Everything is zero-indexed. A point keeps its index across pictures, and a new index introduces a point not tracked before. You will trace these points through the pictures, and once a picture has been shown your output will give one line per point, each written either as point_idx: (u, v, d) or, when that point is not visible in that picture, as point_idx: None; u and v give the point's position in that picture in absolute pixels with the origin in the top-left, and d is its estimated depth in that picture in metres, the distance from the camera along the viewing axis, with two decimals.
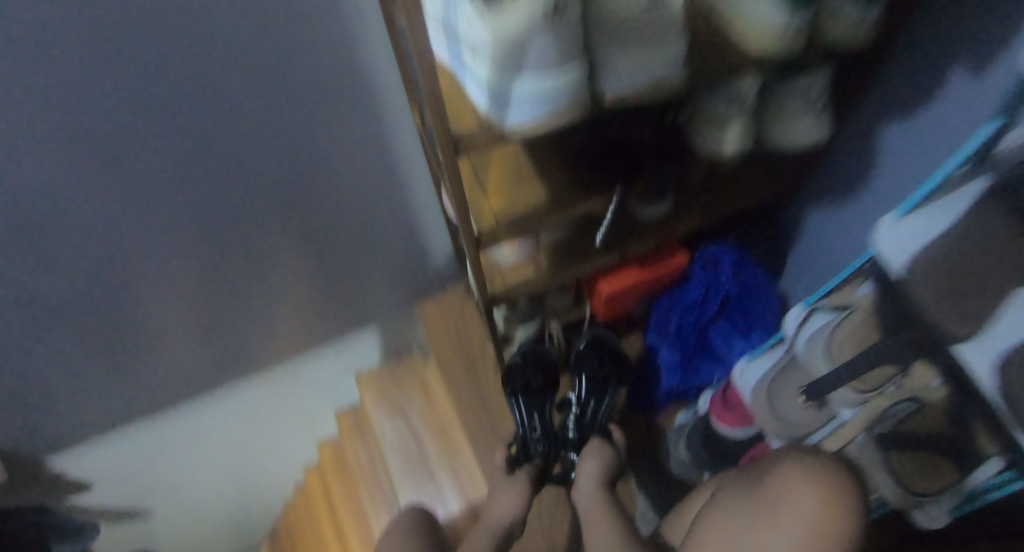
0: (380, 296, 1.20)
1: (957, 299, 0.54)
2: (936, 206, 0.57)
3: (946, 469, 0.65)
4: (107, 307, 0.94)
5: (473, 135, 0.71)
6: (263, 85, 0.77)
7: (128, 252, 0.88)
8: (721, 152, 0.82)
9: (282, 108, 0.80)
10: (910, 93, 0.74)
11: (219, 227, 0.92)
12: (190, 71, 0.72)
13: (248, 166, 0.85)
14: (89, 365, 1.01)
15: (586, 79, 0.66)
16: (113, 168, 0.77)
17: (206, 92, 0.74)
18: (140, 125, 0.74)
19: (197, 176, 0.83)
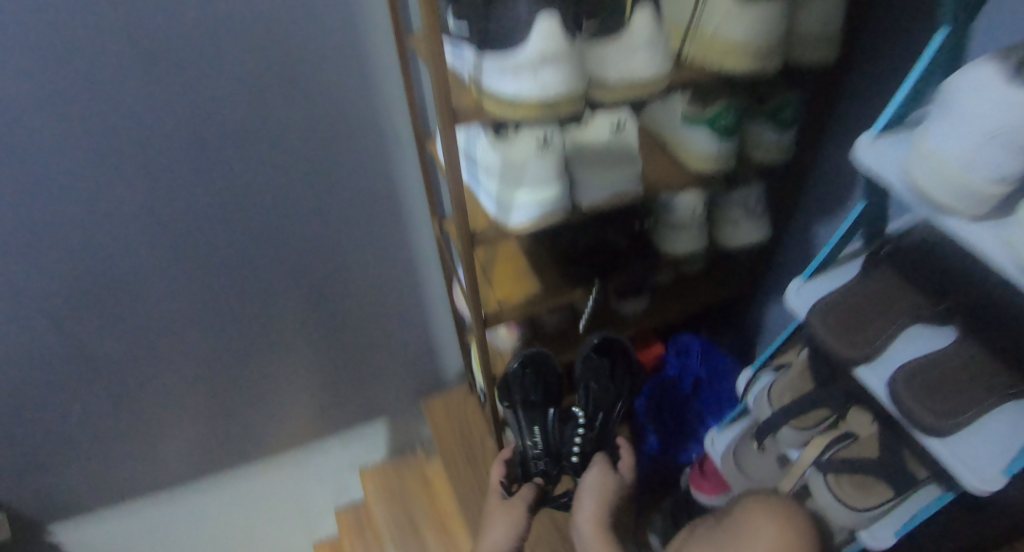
0: (386, 390, 1.36)
1: (848, 322, 0.71)
2: (830, 276, 0.77)
3: (880, 488, 0.75)
4: (144, 379, 1.10)
5: (486, 233, 0.89)
6: (315, 192, 1.00)
7: (183, 330, 1.07)
8: (681, 252, 1.02)
9: (319, 210, 1.02)
10: (822, 202, 0.94)
11: (253, 307, 1.10)
12: (261, 180, 0.96)
13: (285, 258, 1.06)
14: (124, 435, 1.16)
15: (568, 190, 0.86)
16: (178, 252, 0.98)
17: (262, 193, 0.97)
18: (207, 218, 0.96)
19: (243, 263, 1.03)
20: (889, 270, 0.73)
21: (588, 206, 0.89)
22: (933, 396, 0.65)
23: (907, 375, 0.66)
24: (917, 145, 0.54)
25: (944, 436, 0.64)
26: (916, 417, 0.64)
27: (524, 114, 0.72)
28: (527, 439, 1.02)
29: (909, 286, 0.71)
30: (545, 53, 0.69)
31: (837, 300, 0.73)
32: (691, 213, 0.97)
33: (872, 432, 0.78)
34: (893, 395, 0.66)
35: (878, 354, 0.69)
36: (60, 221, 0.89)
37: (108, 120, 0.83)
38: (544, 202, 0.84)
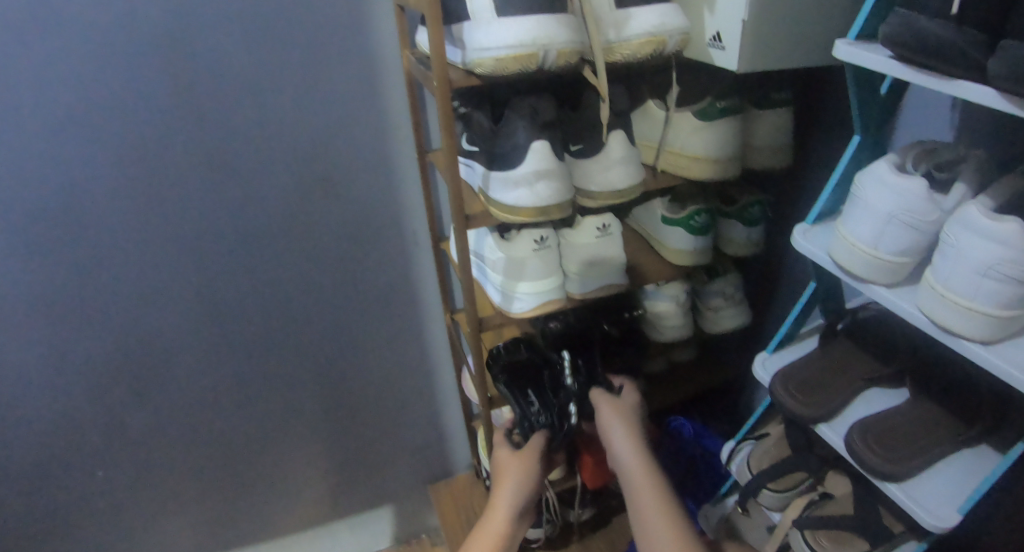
0: (398, 476, 1.42)
1: (807, 386, 0.81)
2: (792, 350, 0.89)
3: (856, 541, 0.81)
4: (167, 447, 1.19)
5: (492, 320, 1.01)
6: (342, 283, 1.14)
7: (212, 406, 1.18)
8: (668, 336, 1.13)
9: (341, 297, 1.16)
10: (796, 290, 1.06)
11: (275, 384, 1.20)
12: (296, 270, 1.10)
13: (305, 339, 1.17)
14: (147, 506, 1.24)
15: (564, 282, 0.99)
16: (212, 330, 1.11)
17: (293, 280, 1.11)
18: (241, 300, 1.09)
19: (269, 342, 1.15)
20: (846, 342, 0.85)
21: (581, 296, 1.01)
22: (884, 446, 0.73)
23: (862, 429, 0.75)
24: (841, 235, 0.68)
25: (899, 482, 0.72)
26: (871, 465, 0.73)
27: (523, 218, 0.86)
28: (522, 400, 1.02)
29: (863, 354, 0.83)
30: (537, 170, 0.84)
31: (797, 369, 0.83)
32: (675, 302, 1.09)
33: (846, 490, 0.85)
34: (851, 448, 0.75)
35: (836, 415, 0.79)
36: (121, 302, 1.03)
37: (173, 216, 0.99)
38: (542, 292, 0.97)
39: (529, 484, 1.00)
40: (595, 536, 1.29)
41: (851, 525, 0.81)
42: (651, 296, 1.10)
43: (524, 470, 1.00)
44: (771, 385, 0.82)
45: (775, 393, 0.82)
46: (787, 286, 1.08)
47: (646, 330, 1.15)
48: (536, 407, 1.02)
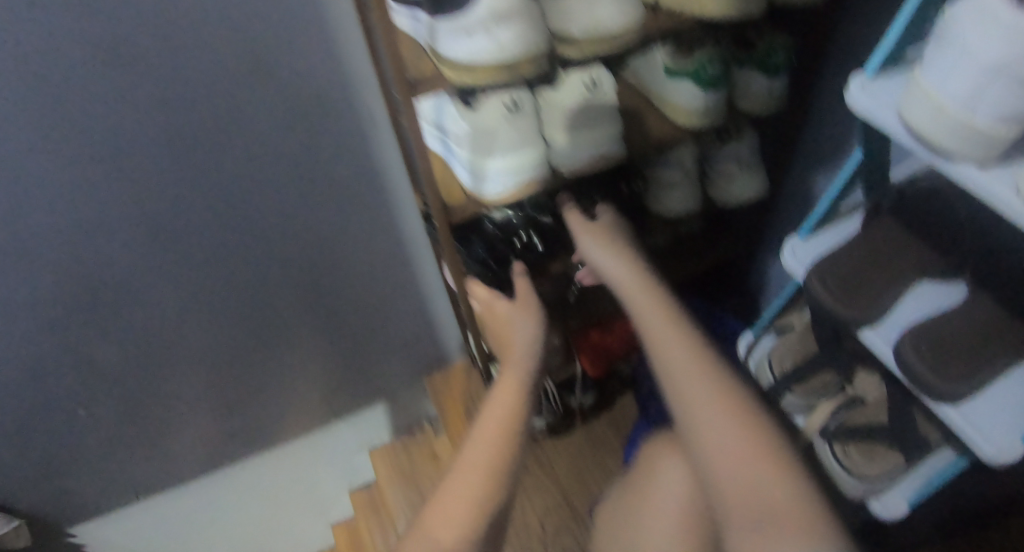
0: (387, 374, 1.34)
1: (847, 279, 0.66)
2: (828, 235, 0.73)
3: (886, 452, 0.71)
4: (139, 375, 1.09)
5: (463, 207, 0.82)
6: (294, 182, 0.96)
7: (173, 331, 1.05)
8: (671, 209, 0.96)
9: (300, 198, 0.98)
10: (828, 153, 0.89)
11: (244, 298, 1.07)
12: (235, 175, 0.91)
13: (266, 248, 1.02)
14: (129, 434, 1.16)
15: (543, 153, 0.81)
16: (157, 251, 0.94)
17: (240, 185, 0.92)
18: (184, 216, 0.92)
19: (226, 255, 1.00)
20: (898, 226, 0.68)
21: (568, 169, 0.84)
22: (940, 356, 0.60)
23: (914, 338, 0.61)
24: (913, 86, 0.50)
25: (955, 405, 0.60)
26: (925, 383, 0.60)
27: (483, 79, 0.67)
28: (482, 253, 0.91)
29: (915, 237, 0.67)
30: (495, 10, 0.64)
31: (838, 259, 0.67)
32: (682, 172, 0.92)
33: (879, 395, 0.74)
34: (900, 359, 0.62)
35: (882, 316, 0.65)
36: (29, 231, 0.84)
37: (64, 129, 0.77)
38: (518, 168, 0.79)
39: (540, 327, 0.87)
40: (598, 422, 1.23)
41: (883, 437, 0.71)
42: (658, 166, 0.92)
43: (528, 315, 0.87)
44: (806, 280, 0.67)
45: (809, 288, 0.68)
46: (817, 148, 0.90)
47: (647, 203, 0.97)
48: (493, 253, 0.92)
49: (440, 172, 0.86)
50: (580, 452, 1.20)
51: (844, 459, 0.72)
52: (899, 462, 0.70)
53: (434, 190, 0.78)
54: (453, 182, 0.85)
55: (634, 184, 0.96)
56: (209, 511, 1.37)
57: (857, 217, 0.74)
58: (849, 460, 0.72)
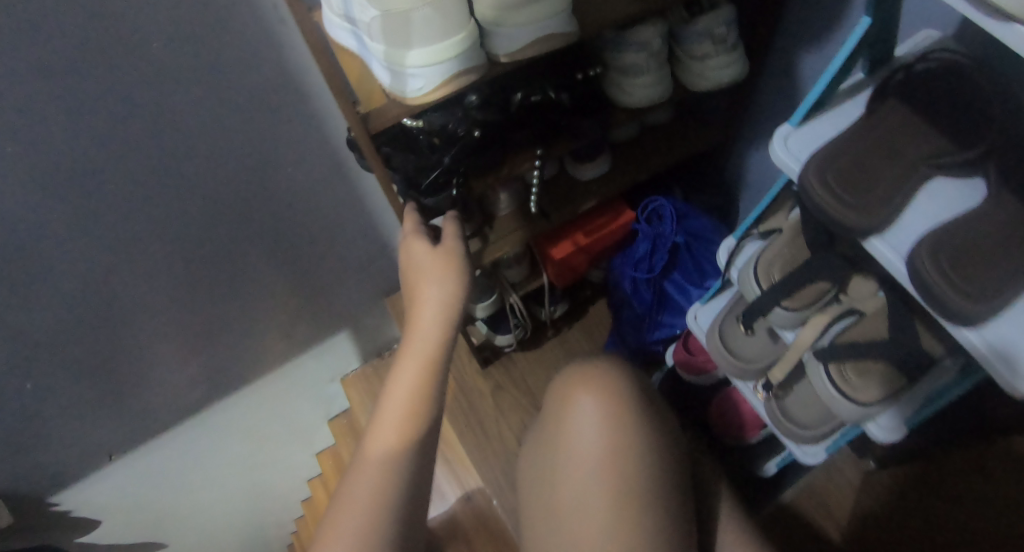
0: (347, 301, 1.25)
1: (850, 183, 0.55)
2: (827, 119, 0.61)
3: (890, 377, 0.65)
4: (70, 332, 0.98)
5: (383, 113, 0.68)
6: (196, 106, 0.82)
7: (98, 291, 0.94)
8: (637, 102, 0.82)
9: (211, 116, 0.84)
10: (818, 16, 0.75)
11: (169, 237, 0.94)
12: (123, 107, 0.77)
13: (180, 177, 0.88)
14: (81, 399, 1.08)
15: (474, 37, 0.65)
16: (51, 191, 0.80)
17: (135, 103, 0.78)
18: (72, 144, 0.77)
19: (134, 192, 0.86)
20: (903, 111, 0.57)
21: (507, 57, 0.68)
22: (960, 270, 0.52)
23: (934, 245, 0.52)
24: None
25: (976, 326, 0.52)
26: (945, 303, 0.51)
27: None
28: (422, 162, 0.74)
29: (923, 124, 0.57)
30: None
31: (836, 156, 0.57)
32: (649, 54, 0.78)
33: (877, 305, 0.67)
34: (915, 272, 0.52)
35: (891, 220, 0.55)
36: None
37: None
38: (442, 61, 0.64)
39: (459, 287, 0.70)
40: (570, 330, 1.15)
41: (885, 359, 0.64)
42: (621, 52, 0.78)
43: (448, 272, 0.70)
44: (801, 176, 0.57)
45: (805, 190, 0.57)
46: (802, 14, 0.77)
47: (611, 94, 0.83)
48: (431, 159, 0.75)
49: (357, 75, 0.72)
50: (554, 363, 1.14)
51: (847, 387, 0.66)
52: (903, 388, 0.64)
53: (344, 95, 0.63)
54: (375, 84, 0.71)
55: (592, 72, 0.80)
56: (187, 460, 1.33)
57: (862, 95, 0.61)
58: (845, 382, 0.66)
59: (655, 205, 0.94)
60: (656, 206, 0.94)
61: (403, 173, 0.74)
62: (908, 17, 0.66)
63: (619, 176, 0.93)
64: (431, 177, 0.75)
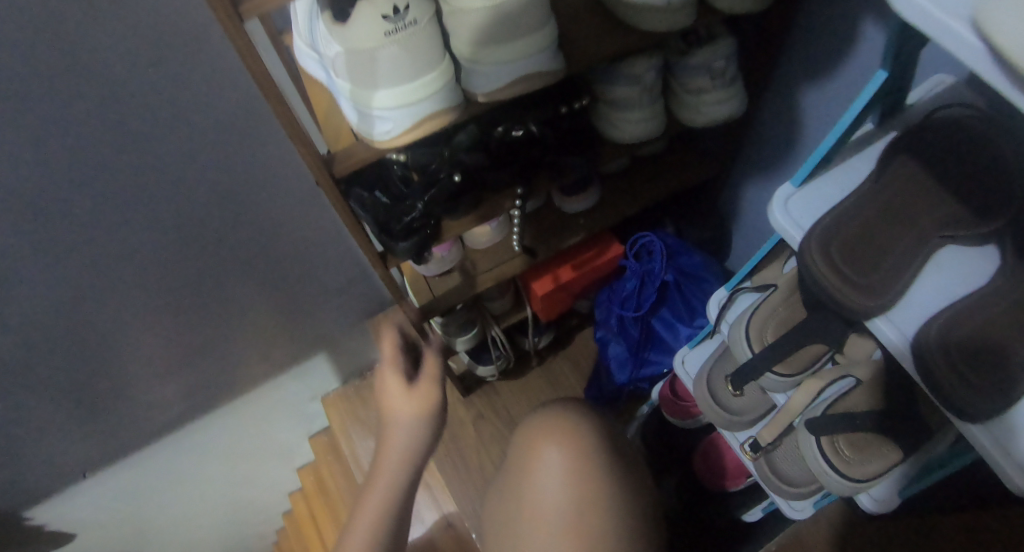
0: (328, 320, 1.20)
1: (853, 255, 0.51)
2: (831, 178, 0.56)
3: (884, 449, 0.62)
4: (37, 357, 0.92)
5: (352, 152, 0.64)
6: (169, 129, 0.76)
7: (68, 316, 0.89)
8: (627, 135, 0.77)
9: (186, 139, 0.78)
10: (824, 53, 0.71)
11: (141, 262, 0.89)
12: (90, 132, 0.71)
13: (152, 203, 0.83)
14: (52, 424, 1.03)
15: (447, 75, 0.60)
16: (11, 219, 0.74)
17: (101, 128, 0.72)
18: (31, 170, 0.72)
19: (102, 219, 0.81)
20: (912, 168, 0.53)
21: (484, 97, 0.63)
22: (969, 358, 0.48)
23: (942, 331, 0.48)
24: None
25: (985, 422, 0.47)
26: (955, 397, 0.47)
27: None
28: (396, 206, 0.70)
29: (930, 187, 0.52)
30: None
31: (839, 225, 0.53)
32: (642, 89, 0.73)
33: (877, 369, 0.63)
34: (920, 361, 0.49)
35: (896, 299, 0.51)
36: None
37: None
38: (411, 103, 0.59)
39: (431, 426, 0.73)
40: (554, 358, 1.14)
41: (879, 430, 0.62)
42: (611, 84, 0.73)
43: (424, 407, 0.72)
44: (802, 248, 0.52)
45: (805, 262, 0.53)
46: (810, 46, 0.73)
47: (601, 126, 0.78)
48: (406, 200, 0.71)
49: (325, 113, 0.71)
50: (540, 392, 1.12)
51: (841, 462, 0.62)
52: (898, 460, 0.61)
53: (304, 138, 0.59)
54: (343, 123, 0.69)
55: (578, 104, 0.75)
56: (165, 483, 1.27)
57: (871, 150, 0.57)
58: (837, 454, 0.63)
59: (645, 239, 0.90)
60: (646, 239, 0.90)
61: (374, 220, 0.70)
62: (926, 60, 0.63)
63: (609, 211, 0.89)
64: (405, 221, 0.71)
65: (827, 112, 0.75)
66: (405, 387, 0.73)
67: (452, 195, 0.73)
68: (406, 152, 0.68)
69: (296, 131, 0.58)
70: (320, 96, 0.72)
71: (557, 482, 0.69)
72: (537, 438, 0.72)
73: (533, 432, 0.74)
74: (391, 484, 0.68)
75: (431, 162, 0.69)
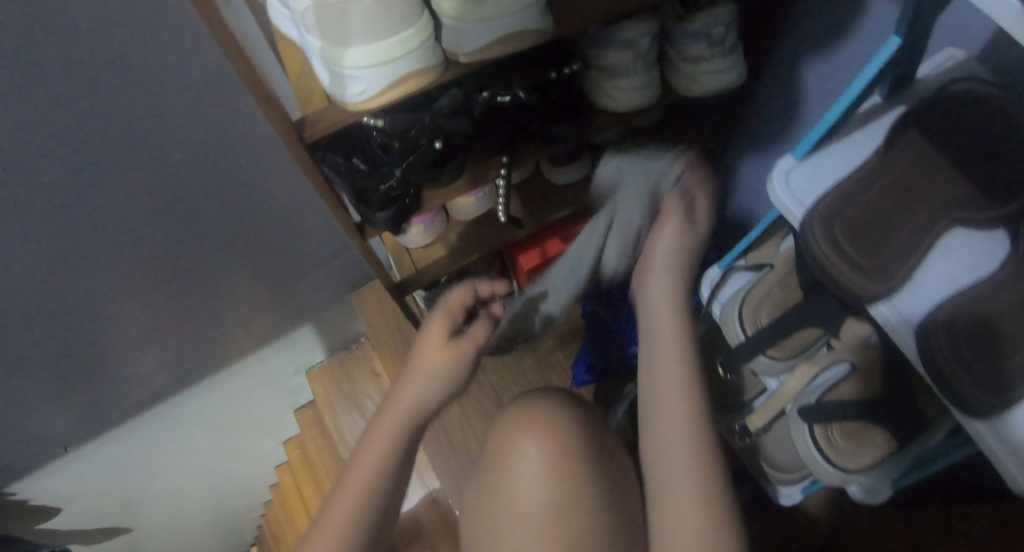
0: (310, 293, 1.17)
1: (854, 235, 0.48)
2: (836, 151, 0.53)
3: (881, 439, 0.59)
4: (13, 331, 0.89)
5: (324, 116, 0.60)
6: (140, 93, 0.72)
7: (37, 285, 0.85)
8: (619, 104, 0.73)
9: (159, 105, 0.74)
10: (828, 22, 0.68)
11: (117, 233, 0.86)
12: (52, 90, 0.67)
13: (125, 172, 0.79)
14: (26, 396, 1.00)
15: (426, 33, 0.56)
16: None
17: (64, 90, 0.68)
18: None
19: (71, 188, 0.77)
20: (920, 143, 0.49)
21: (466, 57, 0.59)
22: (972, 350, 0.45)
23: (950, 321, 0.46)
24: None
25: (990, 417, 0.44)
26: (961, 396, 0.45)
27: None
28: (374, 174, 0.66)
29: (941, 165, 0.49)
30: None
31: (846, 204, 0.49)
32: (636, 54, 0.69)
33: (873, 356, 0.60)
34: (925, 350, 0.46)
35: (901, 283, 0.48)
36: None
37: None
38: (386, 62, 0.55)
39: (451, 388, 0.69)
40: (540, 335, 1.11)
41: (875, 419, 0.59)
42: (603, 50, 0.69)
43: (452, 368, 0.69)
44: (804, 228, 0.49)
45: (806, 239, 0.49)
46: (811, 16, 0.69)
47: (593, 95, 0.74)
48: (383, 168, 0.67)
49: (300, 71, 0.68)
50: (528, 369, 1.11)
51: (832, 450, 0.60)
52: (892, 449, 0.59)
53: (270, 101, 0.55)
54: (315, 84, 0.66)
55: (568, 70, 0.70)
56: (148, 456, 1.25)
57: (877, 125, 0.53)
58: (829, 443, 0.60)
59: None
60: None
61: (350, 187, 0.66)
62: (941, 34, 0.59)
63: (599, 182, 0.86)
64: (382, 190, 0.67)
65: (827, 85, 0.72)
66: (445, 337, 0.70)
67: (433, 162, 0.69)
68: (383, 116, 0.64)
69: (259, 92, 0.54)
70: (294, 56, 0.69)
71: (536, 473, 0.66)
72: (513, 430, 0.69)
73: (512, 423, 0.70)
74: (376, 470, 0.64)
75: (410, 128, 0.65)
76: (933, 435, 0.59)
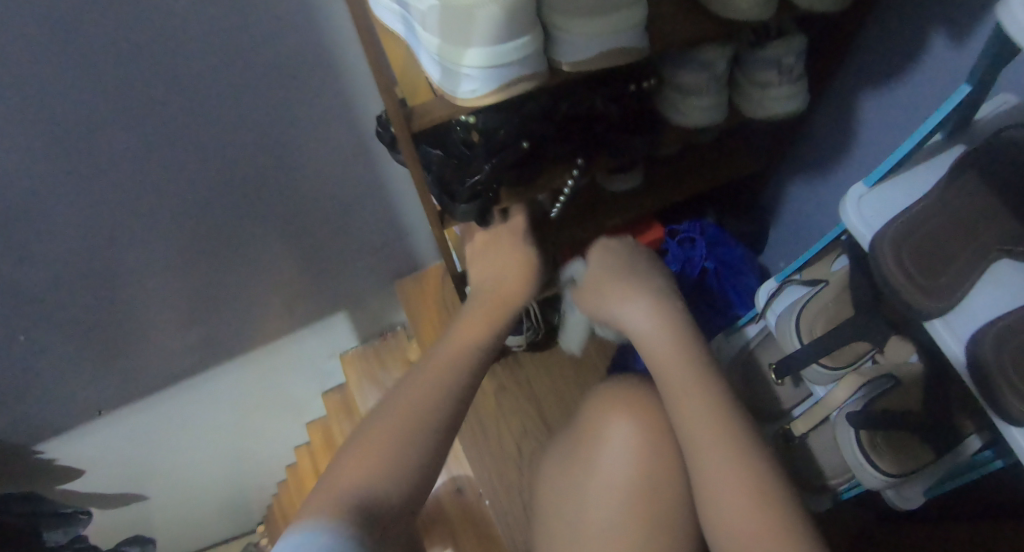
0: (354, 280, 1.21)
1: (919, 263, 0.53)
2: (903, 183, 0.59)
3: (919, 450, 0.65)
4: (77, 294, 0.94)
5: (429, 109, 0.64)
6: (234, 74, 0.77)
7: (108, 250, 0.90)
8: (687, 123, 0.78)
9: (249, 87, 0.80)
10: (889, 62, 0.73)
11: (189, 206, 0.90)
12: (152, 64, 0.73)
13: (208, 148, 0.84)
14: (76, 356, 1.04)
15: (540, 43, 0.60)
16: (74, 147, 0.76)
17: (169, 64, 0.73)
18: (97, 98, 0.73)
19: (159, 159, 0.82)
20: (979, 178, 0.55)
21: (570, 67, 0.64)
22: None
23: (998, 338, 0.51)
24: None
25: None
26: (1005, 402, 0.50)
27: None
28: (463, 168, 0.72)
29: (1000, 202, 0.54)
30: None
31: (915, 230, 0.55)
32: (711, 77, 0.74)
33: (916, 374, 0.66)
34: (972, 358, 0.51)
35: (956, 303, 0.53)
36: None
37: None
38: (501, 65, 0.59)
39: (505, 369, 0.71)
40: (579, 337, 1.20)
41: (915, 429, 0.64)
42: (679, 69, 0.74)
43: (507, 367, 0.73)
44: (874, 247, 0.55)
45: (877, 266, 0.55)
46: (872, 54, 0.75)
47: (663, 110, 0.79)
48: (470, 163, 0.72)
49: (401, 64, 0.69)
50: (560, 370, 1.18)
51: (876, 456, 0.65)
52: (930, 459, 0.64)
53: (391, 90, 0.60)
54: (422, 79, 0.68)
55: (646, 85, 0.75)
56: (177, 424, 1.29)
57: (939, 160, 0.59)
58: (874, 447, 0.65)
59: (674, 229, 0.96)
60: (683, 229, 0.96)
61: (438, 176, 0.72)
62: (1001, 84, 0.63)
63: (651, 193, 0.91)
64: (468, 183, 0.72)
65: (883, 120, 0.77)
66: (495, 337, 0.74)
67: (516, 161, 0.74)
68: (478, 114, 0.68)
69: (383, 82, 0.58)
70: (396, 50, 0.70)
71: (625, 456, 0.71)
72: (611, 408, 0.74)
73: (608, 404, 0.75)
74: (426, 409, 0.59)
75: (503, 130, 0.70)
76: (966, 450, 0.63)
